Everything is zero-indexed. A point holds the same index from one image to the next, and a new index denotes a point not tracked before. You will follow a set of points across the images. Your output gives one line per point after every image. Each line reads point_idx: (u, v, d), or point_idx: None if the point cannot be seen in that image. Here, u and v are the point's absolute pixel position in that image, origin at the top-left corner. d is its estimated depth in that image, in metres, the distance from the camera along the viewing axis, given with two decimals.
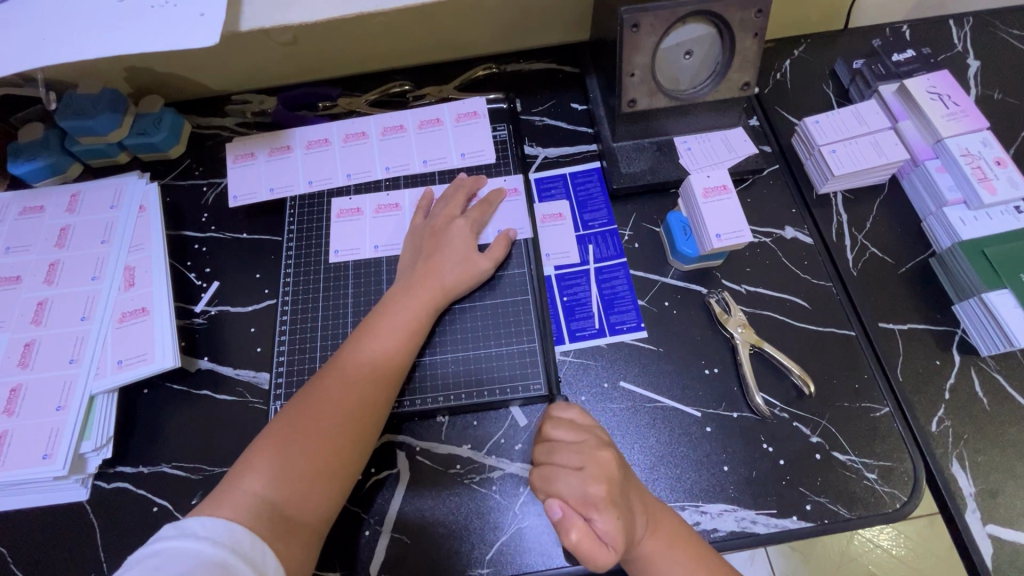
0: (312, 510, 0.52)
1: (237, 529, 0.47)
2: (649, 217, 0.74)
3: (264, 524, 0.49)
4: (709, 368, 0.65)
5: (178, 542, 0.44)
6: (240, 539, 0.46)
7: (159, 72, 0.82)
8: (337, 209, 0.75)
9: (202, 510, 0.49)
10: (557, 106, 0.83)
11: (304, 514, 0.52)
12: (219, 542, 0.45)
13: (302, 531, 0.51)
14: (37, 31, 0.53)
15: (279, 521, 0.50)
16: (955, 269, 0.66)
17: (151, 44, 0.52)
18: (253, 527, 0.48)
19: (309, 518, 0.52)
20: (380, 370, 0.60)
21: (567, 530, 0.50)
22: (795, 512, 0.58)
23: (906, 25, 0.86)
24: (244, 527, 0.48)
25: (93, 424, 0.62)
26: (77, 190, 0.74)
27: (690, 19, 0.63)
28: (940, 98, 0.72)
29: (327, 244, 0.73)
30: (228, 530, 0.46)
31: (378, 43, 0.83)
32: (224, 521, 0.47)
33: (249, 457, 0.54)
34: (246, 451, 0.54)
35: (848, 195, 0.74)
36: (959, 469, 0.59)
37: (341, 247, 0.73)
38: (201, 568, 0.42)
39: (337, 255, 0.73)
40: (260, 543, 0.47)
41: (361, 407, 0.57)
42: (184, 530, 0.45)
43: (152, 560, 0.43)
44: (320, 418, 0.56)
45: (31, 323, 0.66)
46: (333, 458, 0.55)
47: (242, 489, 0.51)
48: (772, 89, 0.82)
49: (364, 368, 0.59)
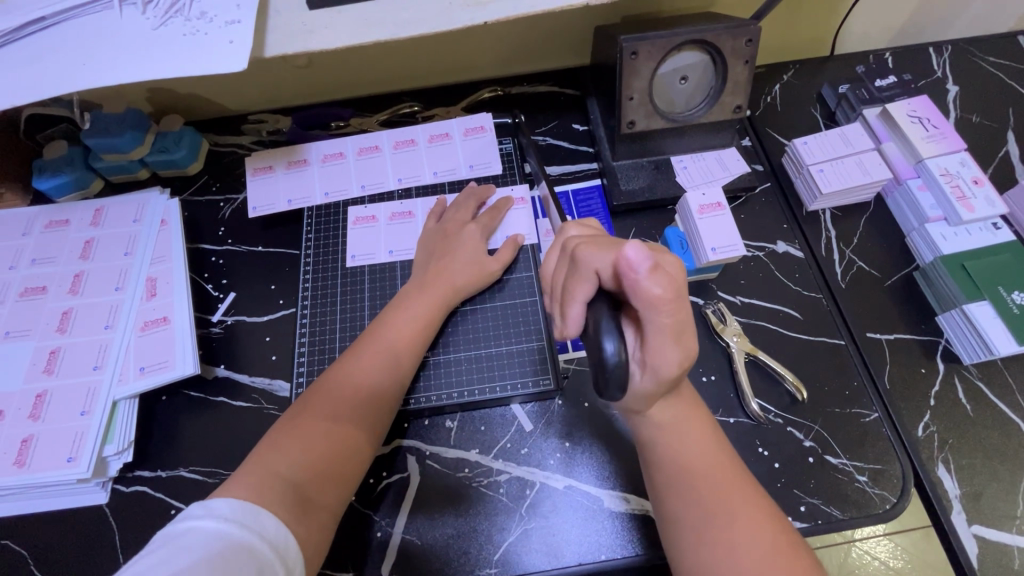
0: (329, 494, 0.53)
1: (262, 512, 0.47)
2: (648, 232, 0.78)
3: (288, 505, 0.49)
4: (706, 375, 0.68)
5: (204, 523, 0.44)
6: (265, 524, 0.46)
7: (181, 94, 0.86)
8: (355, 215, 0.78)
9: (223, 490, 0.49)
10: (559, 126, 0.87)
11: (324, 498, 0.53)
12: (245, 526, 0.45)
13: (320, 514, 0.52)
14: (78, 57, 0.57)
15: (302, 502, 0.51)
16: (937, 282, 0.70)
17: (185, 70, 0.56)
18: (279, 509, 0.48)
19: (328, 502, 0.53)
20: (394, 361, 0.63)
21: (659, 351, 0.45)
22: (790, 513, 0.61)
23: (889, 52, 0.91)
24: (270, 511, 0.48)
25: (115, 429, 0.65)
26: (100, 205, 0.78)
27: (686, 47, 0.68)
28: (921, 120, 0.77)
29: (344, 250, 0.77)
30: (255, 514, 0.46)
31: (389, 67, 0.88)
32: (248, 504, 0.47)
33: (269, 442, 0.54)
34: (264, 438, 0.55)
35: (835, 212, 0.78)
36: (945, 472, 0.62)
37: (357, 252, 0.76)
38: (226, 551, 0.43)
39: (354, 259, 0.76)
40: (283, 523, 0.48)
41: (376, 395, 0.60)
42: (209, 512, 0.45)
43: (179, 540, 0.42)
44: (339, 405, 0.58)
45: (56, 331, 0.68)
46: (349, 443, 0.56)
47: (263, 470, 0.51)
48: (763, 112, 0.87)
49: (377, 361, 0.62)
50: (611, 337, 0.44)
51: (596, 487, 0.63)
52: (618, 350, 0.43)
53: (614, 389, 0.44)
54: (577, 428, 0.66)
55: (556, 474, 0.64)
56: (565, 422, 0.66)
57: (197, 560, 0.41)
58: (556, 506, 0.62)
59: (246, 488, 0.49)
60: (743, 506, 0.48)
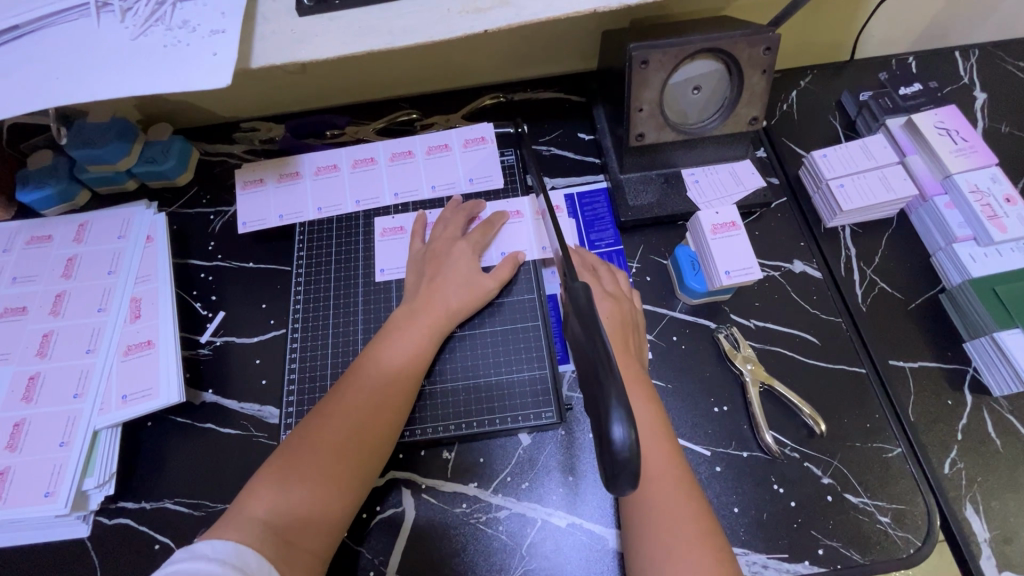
0: (316, 536, 0.51)
1: (246, 548, 0.46)
2: (657, 249, 0.74)
3: (274, 550, 0.48)
4: (717, 405, 0.64)
5: (189, 563, 0.43)
6: (247, 560, 0.45)
7: (170, 101, 0.83)
8: (381, 227, 0.75)
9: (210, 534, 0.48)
10: (564, 135, 0.83)
11: (308, 541, 0.50)
12: (227, 563, 0.44)
13: (306, 557, 0.50)
14: (50, 68, 0.54)
15: (284, 546, 0.49)
16: (965, 306, 0.66)
17: (164, 83, 0.52)
18: (261, 549, 0.47)
19: (313, 545, 0.51)
20: (388, 391, 0.59)
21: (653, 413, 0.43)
22: (807, 556, 0.57)
23: (913, 57, 0.86)
24: (254, 549, 0.46)
25: (97, 459, 0.62)
26: (84, 220, 0.75)
27: (700, 55, 0.63)
28: (949, 133, 0.72)
29: (372, 263, 0.73)
30: (236, 551, 0.45)
31: (386, 72, 0.84)
32: (234, 544, 0.46)
33: (256, 481, 0.52)
34: (253, 476, 0.53)
35: (856, 229, 0.73)
36: (973, 513, 0.58)
37: (386, 267, 0.73)
38: None
39: (384, 273, 0.73)
40: (269, 567, 0.46)
41: (367, 427, 0.57)
42: (192, 551, 0.44)
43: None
44: (327, 440, 0.55)
45: (36, 355, 0.66)
46: (339, 479, 0.54)
47: (249, 513, 0.49)
48: (779, 120, 0.82)
49: (366, 390, 0.59)
50: (619, 420, 0.38)
51: (603, 525, 0.59)
52: (629, 437, 0.38)
53: (624, 484, 0.38)
54: (581, 460, 0.63)
55: (558, 511, 0.60)
56: (569, 453, 0.63)
57: None
58: (559, 545, 0.59)
59: (232, 530, 0.47)
60: (677, 485, 0.52)
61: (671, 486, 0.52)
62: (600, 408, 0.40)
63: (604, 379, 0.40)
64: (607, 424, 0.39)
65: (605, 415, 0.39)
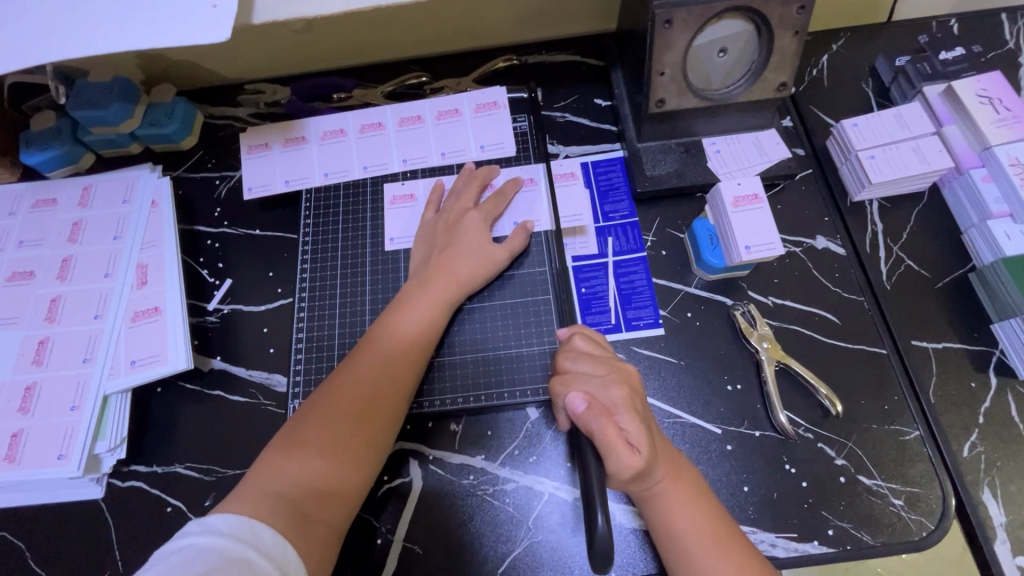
0: (330, 508, 0.51)
1: (259, 524, 0.46)
2: (673, 222, 0.71)
3: (288, 523, 0.48)
4: (731, 383, 0.63)
5: (200, 538, 0.44)
6: (262, 537, 0.46)
7: (173, 60, 0.80)
8: (391, 194, 0.73)
9: (223, 507, 0.48)
10: (580, 101, 0.79)
11: (322, 512, 0.51)
12: (241, 539, 0.44)
13: (320, 530, 0.50)
14: (42, 21, 0.51)
15: (299, 518, 0.49)
16: (997, 286, 0.63)
17: (160, 38, 0.49)
18: (274, 522, 0.47)
19: (328, 516, 0.51)
20: (398, 363, 0.59)
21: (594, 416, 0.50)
22: (817, 536, 0.56)
23: (955, 18, 0.80)
24: (266, 525, 0.47)
25: (107, 424, 0.62)
26: (88, 183, 0.74)
27: (727, 15, 0.60)
28: (991, 101, 0.68)
29: (382, 232, 0.72)
30: (250, 526, 0.46)
31: (394, 31, 0.80)
32: (246, 519, 0.46)
33: (270, 454, 0.53)
34: (267, 449, 0.53)
35: (884, 204, 0.70)
36: (991, 497, 0.57)
37: (396, 235, 0.71)
38: (223, 565, 0.42)
39: (393, 241, 0.71)
40: (282, 540, 0.46)
41: (379, 401, 0.56)
42: (205, 526, 0.44)
43: (176, 556, 0.42)
44: (337, 414, 0.54)
45: (44, 320, 0.66)
46: (350, 453, 0.53)
47: (263, 486, 0.50)
48: (807, 87, 0.78)
49: (375, 363, 0.58)
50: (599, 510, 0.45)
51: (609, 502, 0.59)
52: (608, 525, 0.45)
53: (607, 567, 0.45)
54: None
55: (566, 486, 0.60)
56: None
57: None
58: (566, 519, 0.59)
59: (246, 505, 0.48)
60: (709, 542, 0.50)
61: (714, 553, 0.49)
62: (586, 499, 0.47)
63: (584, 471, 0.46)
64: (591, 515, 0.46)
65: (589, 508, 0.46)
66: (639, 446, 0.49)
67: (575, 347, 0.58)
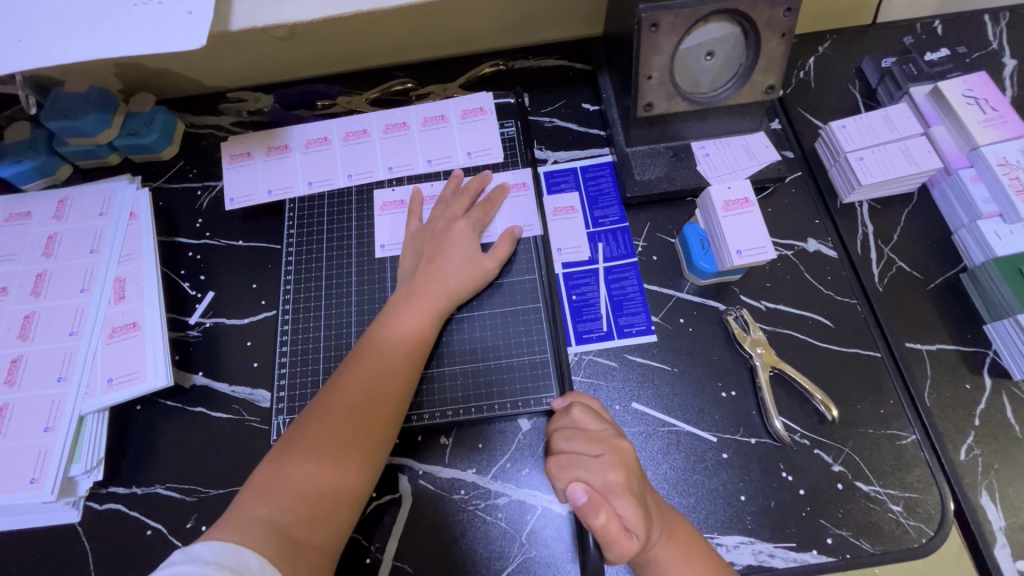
0: (321, 532, 0.50)
1: (246, 550, 0.45)
2: (664, 226, 0.70)
3: (275, 550, 0.46)
4: (725, 390, 0.62)
5: (184, 566, 0.42)
6: (247, 563, 0.44)
7: (151, 69, 0.78)
8: (381, 200, 0.72)
9: (210, 533, 0.47)
10: (567, 105, 0.78)
11: (314, 537, 0.49)
12: (226, 567, 0.43)
13: (312, 555, 0.48)
14: (11, 30, 0.49)
15: (288, 545, 0.47)
16: (989, 287, 0.63)
17: (134, 47, 0.48)
18: (263, 549, 0.46)
19: (320, 541, 0.49)
20: (387, 382, 0.57)
21: (595, 510, 0.46)
22: (816, 545, 0.55)
23: (939, 20, 0.80)
24: (256, 553, 0.45)
25: (84, 444, 0.60)
26: (64, 196, 0.72)
27: (714, 17, 0.59)
28: (978, 102, 0.68)
29: (372, 239, 0.70)
30: (235, 552, 0.44)
31: (378, 37, 0.79)
32: (233, 546, 0.45)
33: (256, 481, 0.51)
34: (252, 476, 0.52)
35: (874, 206, 0.70)
36: (989, 501, 0.56)
37: (386, 243, 0.70)
38: None
39: (383, 249, 0.70)
40: (270, 568, 0.45)
41: (367, 423, 0.55)
42: (189, 554, 0.43)
43: None
44: (325, 437, 0.53)
45: (17, 338, 0.63)
46: (339, 476, 0.52)
47: (252, 513, 0.49)
48: (795, 89, 0.77)
49: (361, 380, 0.56)
50: None
51: None
52: None
53: None
54: None
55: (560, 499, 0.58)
56: None
57: None
58: (559, 532, 0.57)
59: (234, 532, 0.47)
60: None
61: None
62: None
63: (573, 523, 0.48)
64: None
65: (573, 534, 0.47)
66: (636, 530, 0.47)
67: (572, 419, 0.55)
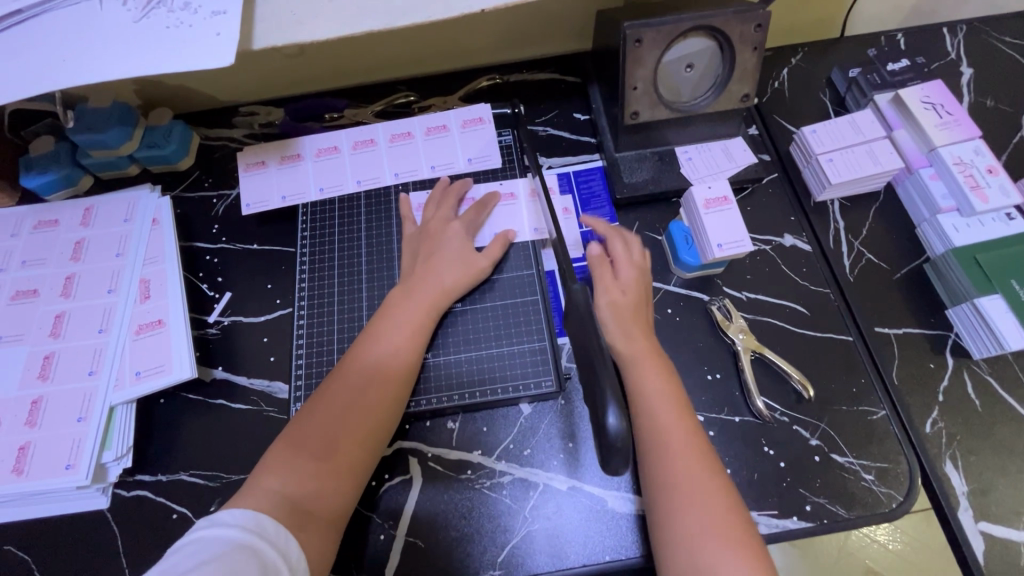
0: (330, 505, 0.54)
1: (264, 516, 0.49)
2: (651, 225, 0.76)
3: (288, 518, 0.50)
4: (711, 373, 0.67)
5: (208, 531, 0.46)
6: (264, 524, 0.49)
7: (169, 86, 0.83)
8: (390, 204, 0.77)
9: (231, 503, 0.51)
10: (560, 115, 0.84)
11: (323, 509, 0.53)
12: (247, 528, 0.47)
13: (321, 524, 0.52)
14: (55, 52, 0.54)
15: (298, 513, 0.51)
16: (948, 275, 0.68)
17: (167, 66, 0.53)
18: (278, 515, 0.50)
19: (328, 513, 0.54)
20: (387, 367, 0.62)
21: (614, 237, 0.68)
22: (796, 512, 0.60)
23: (902, 33, 0.87)
24: (272, 518, 0.50)
25: (114, 433, 0.64)
26: (90, 204, 0.76)
27: (692, 33, 0.65)
28: (934, 107, 0.74)
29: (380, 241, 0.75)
30: (254, 517, 0.49)
31: (383, 54, 0.84)
32: (252, 512, 0.49)
33: (269, 459, 0.55)
34: (265, 455, 0.56)
35: (844, 203, 0.76)
36: (953, 468, 0.62)
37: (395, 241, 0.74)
38: (231, 551, 0.45)
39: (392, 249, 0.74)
40: (283, 530, 0.49)
41: (370, 407, 0.59)
42: (214, 521, 0.47)
43: (188, 547, 0.45)
44: (331, 420, 0.57)
45: (49, 335, 0.68)
46: (345, 456, 0.56)
47: (265, 486, 0.52)
48: (770, 98, 0.84)
49: (365, 369, 0.61)
50: (613, 411, 0.44)
51: (603, 489, 0.62)
52: (621, 425, 0.44)
53: (617, 461, 0.44)
54: (580, 427, 0.65)
55: (559, 476, 0.63)
56: (568, 420, 0.66)
57: (202, 560, 0.43)
58: (560, 507, 0.62)
59: (251, 501, 0.51)
60: (701, 448, 0.55)
61: (691, 440, 0.55)
62: (596, 400, 0.46)
63: (599, 373, 0.47)
64: (602, 413, 0.44)
65: (600, 407, 0.45)
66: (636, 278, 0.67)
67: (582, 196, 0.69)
